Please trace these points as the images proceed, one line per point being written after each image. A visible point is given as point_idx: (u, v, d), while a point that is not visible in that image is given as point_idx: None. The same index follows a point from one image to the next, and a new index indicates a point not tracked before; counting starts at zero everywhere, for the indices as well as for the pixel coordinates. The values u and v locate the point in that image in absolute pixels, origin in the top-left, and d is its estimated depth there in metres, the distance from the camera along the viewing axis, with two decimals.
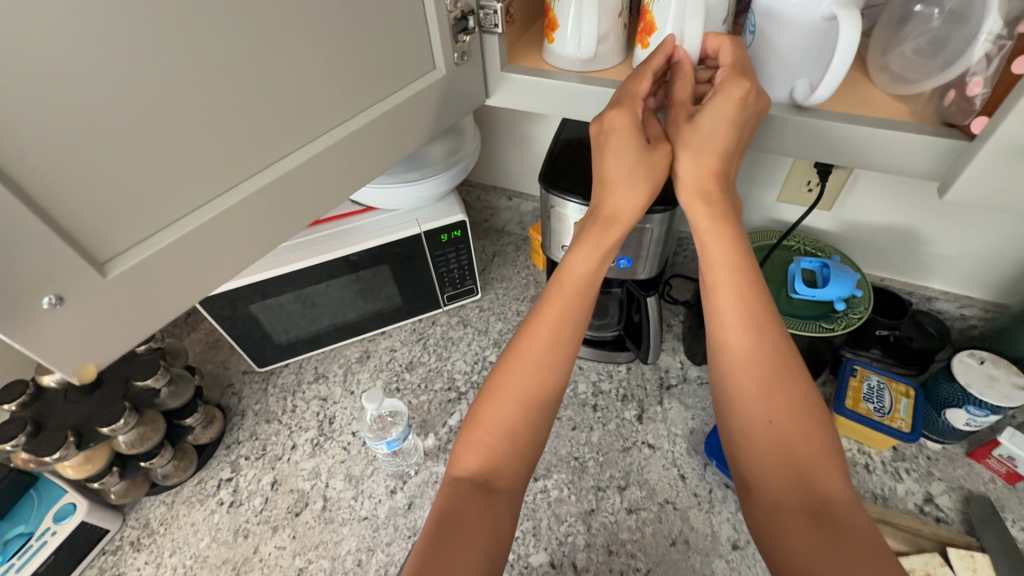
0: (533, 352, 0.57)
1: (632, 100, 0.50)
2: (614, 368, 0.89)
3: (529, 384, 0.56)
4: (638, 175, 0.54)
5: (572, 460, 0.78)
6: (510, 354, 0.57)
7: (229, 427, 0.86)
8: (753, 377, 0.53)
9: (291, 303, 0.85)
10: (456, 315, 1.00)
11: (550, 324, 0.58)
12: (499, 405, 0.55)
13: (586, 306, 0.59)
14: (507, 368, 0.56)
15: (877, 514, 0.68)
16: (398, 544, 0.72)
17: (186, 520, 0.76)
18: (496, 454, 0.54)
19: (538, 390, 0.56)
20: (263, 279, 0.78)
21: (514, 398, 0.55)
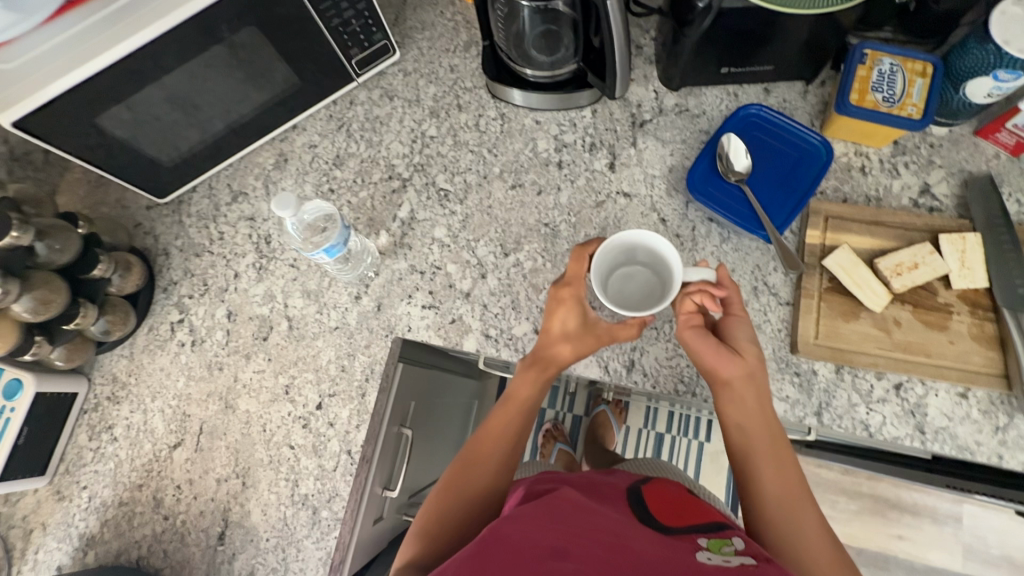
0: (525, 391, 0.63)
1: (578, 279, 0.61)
2: (578, 115, 0.74)
3: (532, 394, 0.63)
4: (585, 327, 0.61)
5: (543, 228, 0.70)
6: (509, 401, 0.63)
7: (158, 269, 0.75)
8: (764, 465, 0.55)
9: (165, 111, 0.66)
10: (377, 86, 0.80)
11: (521, 400, 0.63)
12: (490, 446, 0.62)
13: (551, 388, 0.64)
14: (501, 421, 0.63)
15: (869, 217, 0.63)
16: (378, 344, 0.70)
17: (154, 366, 0.72)
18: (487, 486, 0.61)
19: (517, 443, 0.63)
20: (88, 83, 0.56)
21: (495, 448, 0.62)
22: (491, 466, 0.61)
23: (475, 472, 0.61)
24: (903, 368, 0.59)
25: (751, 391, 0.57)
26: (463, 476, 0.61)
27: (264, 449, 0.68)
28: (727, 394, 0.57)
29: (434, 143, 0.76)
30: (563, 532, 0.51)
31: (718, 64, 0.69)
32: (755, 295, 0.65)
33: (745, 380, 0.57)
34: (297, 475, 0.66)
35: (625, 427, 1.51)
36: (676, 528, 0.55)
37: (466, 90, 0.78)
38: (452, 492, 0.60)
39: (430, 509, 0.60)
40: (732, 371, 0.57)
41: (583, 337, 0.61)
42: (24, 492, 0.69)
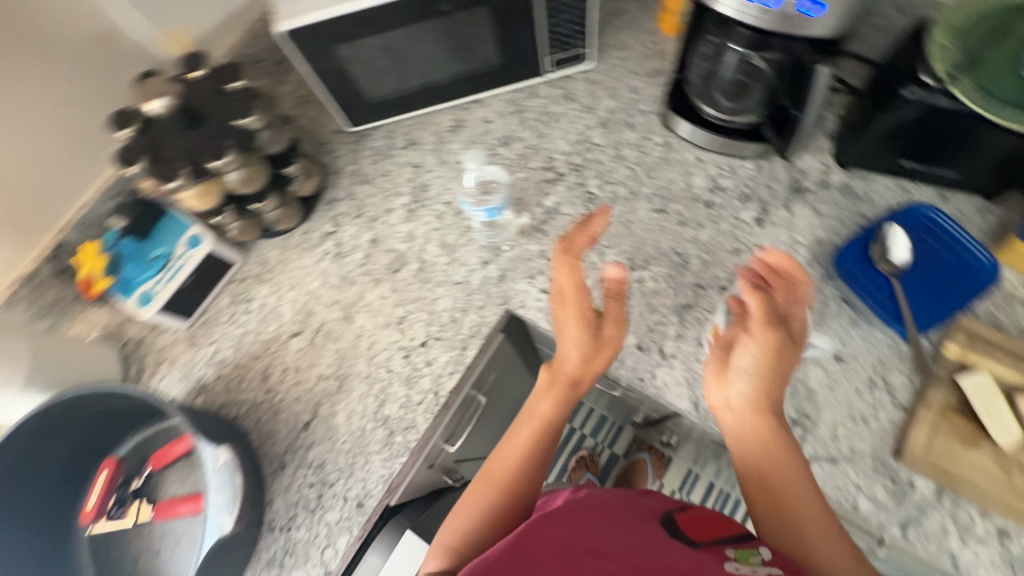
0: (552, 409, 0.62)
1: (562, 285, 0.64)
2: (740, 164, 0.77)
3: (556, 410, 0.62)
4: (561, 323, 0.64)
5: (674, 256, 0.73)
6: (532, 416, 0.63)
7: (328, 184, 0.86)
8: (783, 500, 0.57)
9: (379, 58, 0.76)
10: (560, 87, 0.86)
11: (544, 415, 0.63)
12: (507, 460, 0.62)
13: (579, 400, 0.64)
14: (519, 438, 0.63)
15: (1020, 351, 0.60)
16: (491, 309, 0.75)
17: (298, 263, 0.82)
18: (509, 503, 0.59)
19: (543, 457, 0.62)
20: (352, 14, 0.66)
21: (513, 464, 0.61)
22: (510, 477, 0.60)
23: (494, 490, 0.60)
24: (1013, 514, 0.56)
25: (762, 458, 0.58)
26: (483, 493, 0.60)
27: (365, 364, 0.75)
28: (771, 469, 0.58)
29: (596, 150, 0.81)
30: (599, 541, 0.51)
31: (899, 157, 0.69)
32: (869, 388, 0.63)
33: (763, 443, 0.59)
34: (385, 397, 0.73)
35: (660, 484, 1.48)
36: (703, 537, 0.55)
37: (640, 112, 0.83)
38: (489, 502, 0.59)
39: (462, 525, 0.58)
40: (756, 433, 0.59)
41: (604, 343, 0.63)
42: (167, 329, 0.81)
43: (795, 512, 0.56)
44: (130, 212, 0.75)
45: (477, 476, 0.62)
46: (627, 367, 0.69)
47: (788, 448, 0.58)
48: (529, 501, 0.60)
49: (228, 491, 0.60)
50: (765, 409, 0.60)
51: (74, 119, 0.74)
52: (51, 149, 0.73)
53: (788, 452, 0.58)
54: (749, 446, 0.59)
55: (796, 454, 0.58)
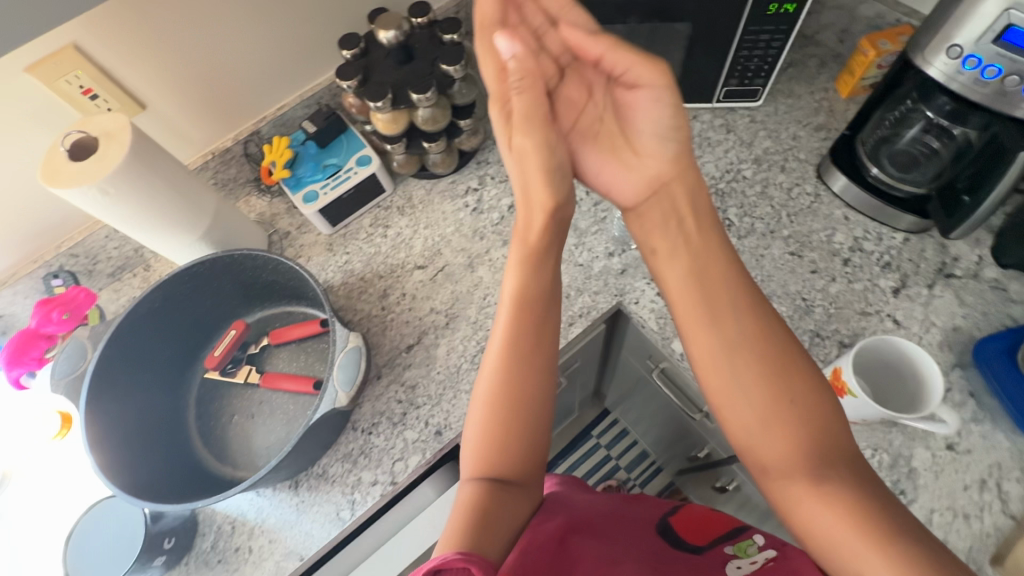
0: (517, 280, 0.65)
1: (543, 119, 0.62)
2: (887, 233, 0.76)
3: (522, 283, 0.65)
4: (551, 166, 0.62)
5: (798, 299, 0.74)
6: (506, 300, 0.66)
7: (483, 147, 0.93)
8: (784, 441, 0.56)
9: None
10: (722, 117, 0.90)
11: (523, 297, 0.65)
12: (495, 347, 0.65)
13: (526, 254, 0.65)
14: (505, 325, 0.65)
15: None
16: (604, 297, 0.78)
17: (438, 207, 0.89)
18: (505, 392, 0.62)
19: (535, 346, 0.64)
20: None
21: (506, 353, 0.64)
22: (500, 366, 0.63)
23: (493, 387, 0.63)
24: None
25: (688, 297, 0.63)
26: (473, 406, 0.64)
27: (475, 311, 0.80)
28: (685, 307, 0.64)
29: (743, 182, 0.84)
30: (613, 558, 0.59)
31: None
32: (979, 486, 0.61)
33: (691, 280, 0.64)
34: (486, 345, 0.77)
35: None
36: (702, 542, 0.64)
37: (796, 159, 0.84)
38: (488, 405, 0.62)
39: (473, 427, 0.63)
40: (689, 312, 0.63)
41: (537, 123, 0.61)
42: (312, 231, 0.90)
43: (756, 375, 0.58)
44: (320, 120, 0.85)
45: (476, 381, 0.66)
46: None
47: (752, 323, 0.60)
48: (522, 393, 0.63)
49: (349, 372, 0.64)
50: (683, 212, 0.67)
51: (298, 28, 0.84)
52: (277, 52, 0.85)
53: (769, 330, 0.60)
54: (736, 339, 0.60)
55: (761, 319, 0.60)
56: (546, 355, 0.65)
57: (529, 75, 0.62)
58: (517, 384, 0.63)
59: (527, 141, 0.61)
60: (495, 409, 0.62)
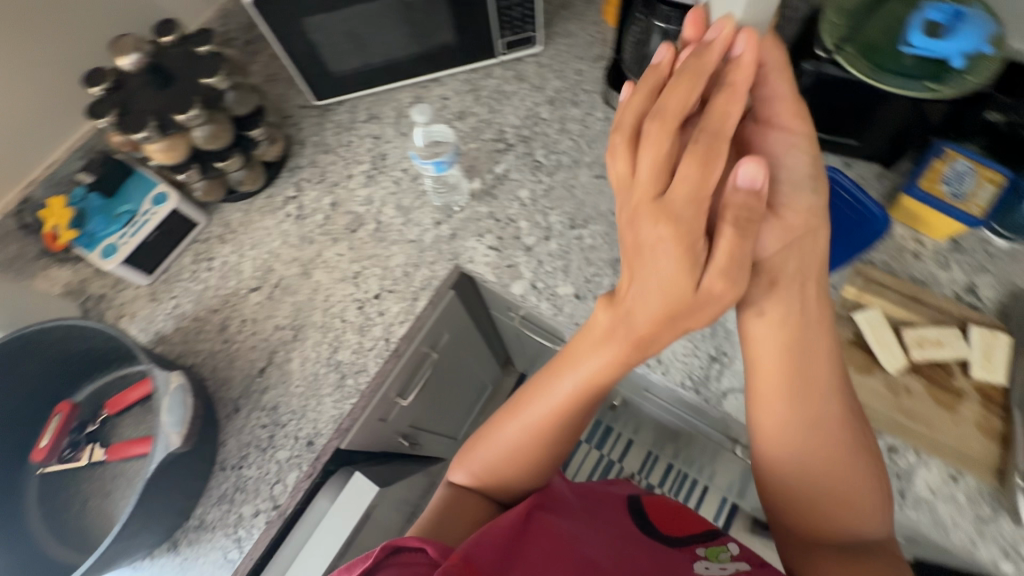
0: (604, 369, 0.56)
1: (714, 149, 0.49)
2: None
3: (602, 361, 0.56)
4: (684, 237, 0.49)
5: (610, 216, 0.80)
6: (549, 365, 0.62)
7: (291, 153, 0.91)
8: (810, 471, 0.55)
9: (339, 42, 0.84)
10: (512, 69, 0.94)
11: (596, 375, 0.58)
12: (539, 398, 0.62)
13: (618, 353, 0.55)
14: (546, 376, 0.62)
15: (908, 292, 0.68)
16: (441, 264, 0.80)
17: (261, 225, 0.86)
18: (543, 437, 0.63)
19: (580, 403, 0.61)
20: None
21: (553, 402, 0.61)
22: (559, 424, 0.62)
23: (546, 436, 0.63)
24: (900, 432, 0.62)
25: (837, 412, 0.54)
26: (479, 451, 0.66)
27: (321, 314, 0.79)
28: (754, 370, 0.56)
29: (543, 124, 0.88)
30: (586, 539, 0.61)
31: (808, 127, 0.76)
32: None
33: (781, 354, 0.54)
34: (339, 343, 0.77)
35: (620, 466, 1.53)
36: (678, 539, 0.66)
37: (583, 92, 0.90)
38: (514, 448, 0.64)
39: (490, 455, 0.66)
40: (772, 363, 0.54)
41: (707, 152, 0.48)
42: (130, 285, 0.84)
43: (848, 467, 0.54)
44: (97, 168, 0.79)
45: (500, 424, 0.66)
46: (565, 314, 0.75)
47: (837, 408, 0.55)
48: (562, 433, 0.63)
49: (178, 412, 0.62)
50: (809, 276, 0.54)
51: (32, 76, 0.77)
52: (18, 105, 0.77)
53: (853, 417, 0.55)
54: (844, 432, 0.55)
55: (846, 407, 0.55)
56: (570, 435, 0.64)
57: (749, 77, 0.51)
58: (536, 455, 0.64)
59: (663, 231, 0.49)
60: (508, 465, 0.65)
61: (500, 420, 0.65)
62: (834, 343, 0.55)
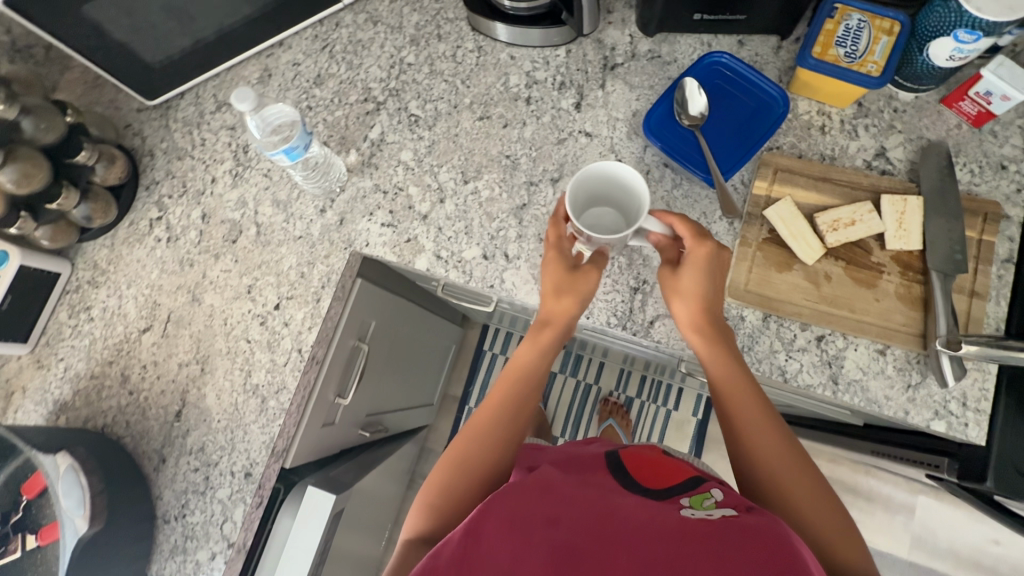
0: (529, 354, 0.66)
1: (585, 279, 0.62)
2: (552, 53, 0.75)
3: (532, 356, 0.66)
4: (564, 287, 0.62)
5: (503, 160, 0.73)
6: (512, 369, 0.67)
7: (142, 169, 0.80)
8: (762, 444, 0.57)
9: (161, 18, 0.69)
10: (363, 11, 0.81)
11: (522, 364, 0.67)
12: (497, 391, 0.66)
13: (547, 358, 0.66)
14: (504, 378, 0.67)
15: (818, 173, 0.64)
16: (337, 255, 0.73)
17: (132, 257, 0.77)
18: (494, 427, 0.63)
19: (522, 396, 0.66)
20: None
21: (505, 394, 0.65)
22: (509, 417, 0.64)
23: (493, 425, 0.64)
24: (826, 320, 0.61)
25: (785, 427, 0.57)
26: (453, 473, 0.61)
27: (223, 340, 0.73)
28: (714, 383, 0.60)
29: (411, 70, 0.78)
30: (562, 511, 0.49)
31: (691, 11, 0.68)
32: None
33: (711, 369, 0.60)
34: (251, 366, 0.71)
35: (597, 387, 1.56)
36: (661, 491, 0.58)
37: (447, 22, 0.79)
38: (469, 444, 0.63)
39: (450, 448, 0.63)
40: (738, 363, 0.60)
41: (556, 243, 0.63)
42: (10, 358, 0.76)
43: (796, 483, 0.55)
44: None
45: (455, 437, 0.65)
46: (477, 279, 0.70)
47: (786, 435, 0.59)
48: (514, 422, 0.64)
49: (77, 496, 0.60)
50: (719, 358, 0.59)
51: None
52: None
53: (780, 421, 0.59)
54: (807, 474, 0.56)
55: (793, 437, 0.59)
56: (516, 422, 0.64)
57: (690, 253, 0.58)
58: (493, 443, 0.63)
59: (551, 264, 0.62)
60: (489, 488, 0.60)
61: (486, 430, 0.64)
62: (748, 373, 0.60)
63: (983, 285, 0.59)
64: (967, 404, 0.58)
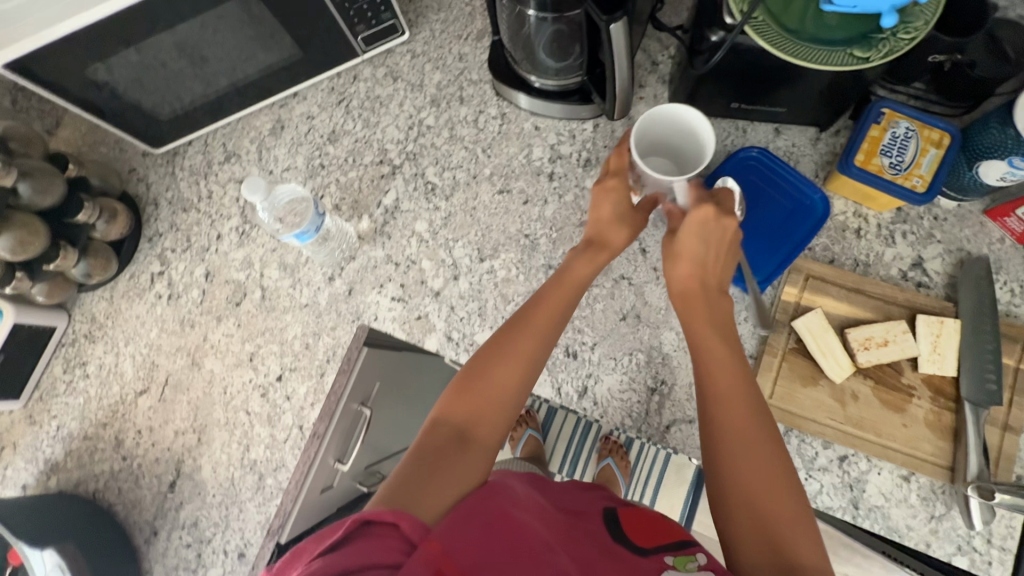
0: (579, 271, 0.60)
1: (624, 214, 0.61)
2: (578, 127, 0.72)
3: (586, 276, 0.60)
4: (617, 213, 0.61)
5: (522, 239, 0.70)
6: (564, 284, 0.59)
7: (146, 219, 0.77)
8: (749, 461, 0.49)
9: (172, 58, 0.64)
10: (383, 65, 0.77)
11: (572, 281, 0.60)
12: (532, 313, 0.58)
13: (572, 308, 0.59)
14: (546, 292, 0.59)
15: (851, 284, 0.61)
16: (343, 327, 0.71)
17: (131, 313, 0.74)
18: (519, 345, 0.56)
19: (556, 326, 0.58)
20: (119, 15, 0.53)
21: (545, 313, 0.57)
22: (541, 343, 0.56)
23: (519, 338, 0.56)
24: (850, 443, 0.58)
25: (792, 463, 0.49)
26: (476, 377, 0.54)
27: (222, 410, 0.70)
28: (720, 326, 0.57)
29: (429, 133, 0.75)
30: (567, 549, 0.46)
31: (727, 100, 0.66)
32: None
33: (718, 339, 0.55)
34: (249, 440, 0.69)
35: (597, 426, 1.54)
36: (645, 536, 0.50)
37: (470, 83, 0.75)
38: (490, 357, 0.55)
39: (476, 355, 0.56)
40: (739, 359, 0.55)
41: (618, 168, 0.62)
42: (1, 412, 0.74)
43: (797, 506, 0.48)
44: None
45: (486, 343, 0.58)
46: None
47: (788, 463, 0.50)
48: (542, 354, 0.56)
49: None
50: (725, 327, 0.57)
51: None
52: None
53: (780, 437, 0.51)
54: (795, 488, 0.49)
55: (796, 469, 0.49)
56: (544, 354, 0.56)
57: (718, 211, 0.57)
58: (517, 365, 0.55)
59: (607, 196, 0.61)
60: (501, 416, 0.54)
61: (508, 351, 0.55)
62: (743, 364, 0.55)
63: (1017, 419, 0.57)
64: (992, 541, 0.56)
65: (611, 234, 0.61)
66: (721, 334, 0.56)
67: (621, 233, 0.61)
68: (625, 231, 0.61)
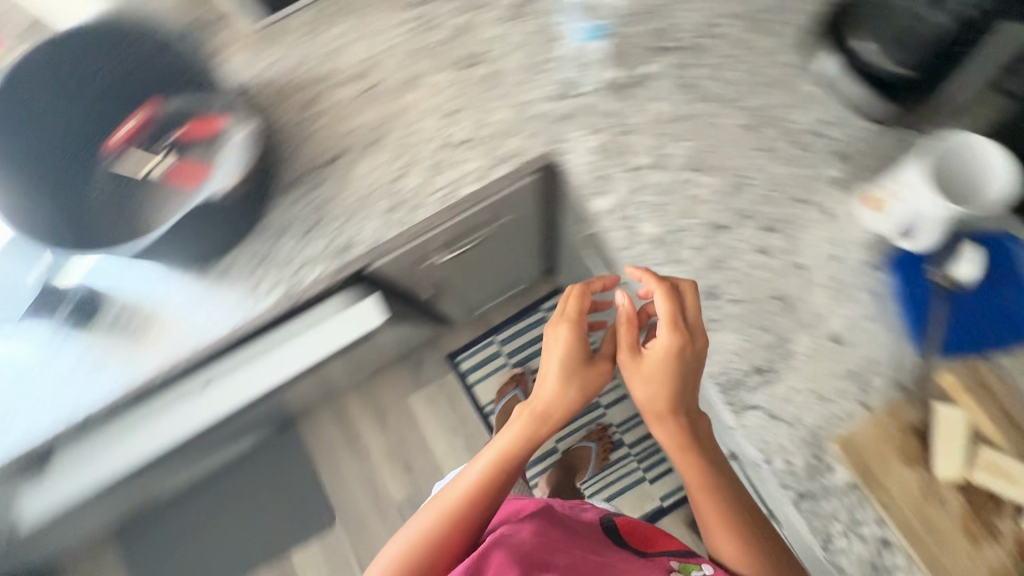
0: (626, 331, 0.62)
1: (574, 377, 0.62)
2: (856, 121, 0.69)
3: (597, 381, 0.63)
4: (575, 375, 0.62)
5: (737, 176, 0.69)
6: (540, 399, 0.63)
7: None
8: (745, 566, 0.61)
9: None
10: None
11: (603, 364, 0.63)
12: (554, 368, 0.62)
13: (591, 387, 0.63)
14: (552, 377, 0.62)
15: (1008, 408, 0.58)
16: (537, 142, 0.73)
17: (383, 15, 0.80)
18: (556, 405, 0.62)
19: (570, 386, 0.62)
20: None
21: (570, 376, 0.62)
22: (567, 395, 0.62)
23: (550, 410, 0.62)
24: (906, 530, 0.56)
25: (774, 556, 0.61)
26: (474, 475, 0.65)
27: (400, 136, 0.75)
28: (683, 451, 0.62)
29: (720, 39, 0.74)
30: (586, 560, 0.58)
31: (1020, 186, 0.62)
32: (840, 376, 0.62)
33: (709, 465, 0.63)
34: (405, 172, 0.74)
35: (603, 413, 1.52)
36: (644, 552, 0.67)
37: (786, 23, 0.73)
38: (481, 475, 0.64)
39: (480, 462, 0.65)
40: (717, 473, 0.63)
41: (562, 323, 0.63)
42: (241, 21, 0.82)
43: None
44: None
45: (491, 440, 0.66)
46: (633, 252, 0.68)
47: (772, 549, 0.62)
48: (562, 401, 0.62)
49: (240, 156, 0.70)
50: (695, 458, 0.62)
51: None
52: None
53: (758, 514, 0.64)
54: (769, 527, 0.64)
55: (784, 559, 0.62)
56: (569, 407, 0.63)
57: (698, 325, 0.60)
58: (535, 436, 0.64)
59: (561, 334, 0.63)
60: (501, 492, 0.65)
61: (526, 428, 0.64)
62: (718, 463, 0.64)
63: None
64: None
65: (551, 399, 0.62)
66: (678, 451, 0.63)
67: (590, 388, 0.62)
68: (598, 380, 0.63)
